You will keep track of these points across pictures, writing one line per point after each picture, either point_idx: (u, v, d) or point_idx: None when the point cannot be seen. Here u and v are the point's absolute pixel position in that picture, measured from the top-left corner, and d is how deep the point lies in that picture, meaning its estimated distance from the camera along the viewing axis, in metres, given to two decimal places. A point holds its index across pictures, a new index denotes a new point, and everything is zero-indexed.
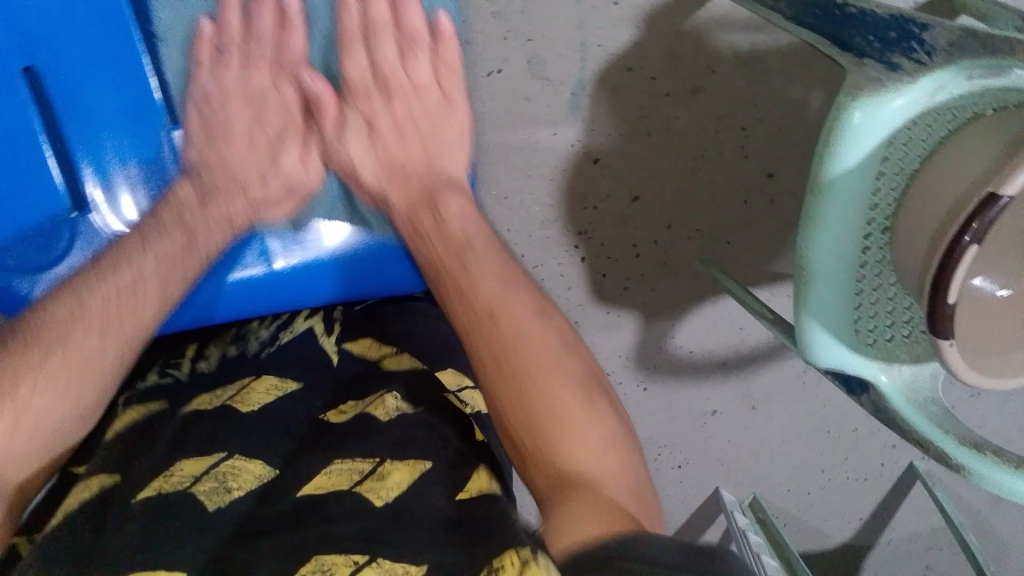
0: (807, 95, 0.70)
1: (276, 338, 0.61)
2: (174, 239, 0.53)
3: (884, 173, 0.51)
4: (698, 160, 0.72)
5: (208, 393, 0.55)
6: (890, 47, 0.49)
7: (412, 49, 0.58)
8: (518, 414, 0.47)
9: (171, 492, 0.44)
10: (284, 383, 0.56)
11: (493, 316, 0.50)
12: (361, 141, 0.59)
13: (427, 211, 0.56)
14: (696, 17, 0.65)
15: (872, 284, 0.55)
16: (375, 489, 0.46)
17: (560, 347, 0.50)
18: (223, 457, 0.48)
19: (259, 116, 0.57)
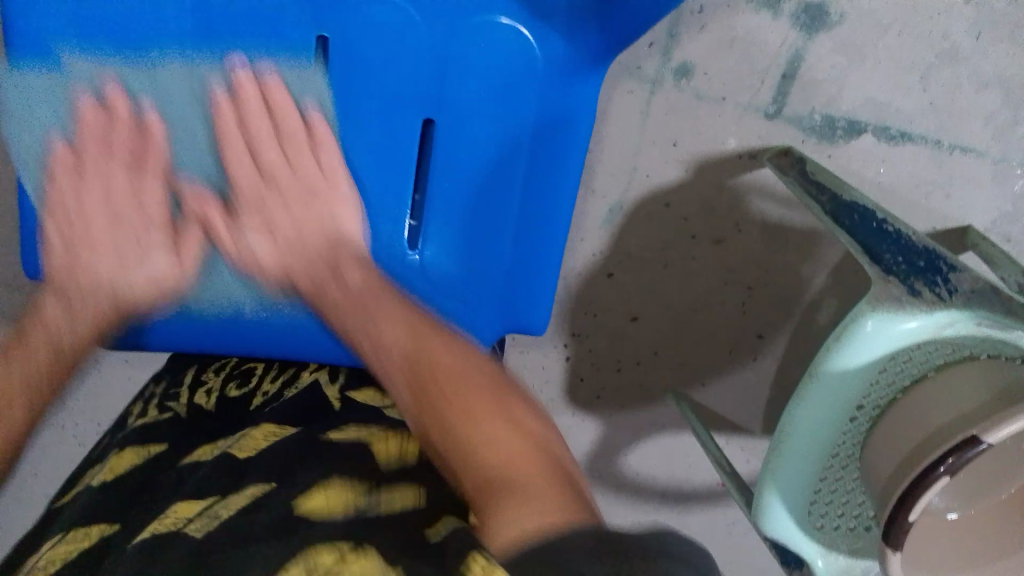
0: (814, 276, 0.74)
1: (281, 393, 0.61)
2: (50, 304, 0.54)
3: (879, 379, 0.54)
4: (700, 301, 0.76)
5: (209, 444, 0.54)
6: (916, 274, 0.54)
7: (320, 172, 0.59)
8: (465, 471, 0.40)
9: (166, 530, 0.42)
10: (282, 429, 0.53)
11: (418, 348, 0.49)
12: (260, 239, 0.58)
13: (329, 281, 0.56)
14: (741, 178, 0.70)
15: (837, 474, 0.58)
16: (365, 508, 0.41)
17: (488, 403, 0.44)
18: (217, 496, 0.45)
19: (140, 172, 0.57)
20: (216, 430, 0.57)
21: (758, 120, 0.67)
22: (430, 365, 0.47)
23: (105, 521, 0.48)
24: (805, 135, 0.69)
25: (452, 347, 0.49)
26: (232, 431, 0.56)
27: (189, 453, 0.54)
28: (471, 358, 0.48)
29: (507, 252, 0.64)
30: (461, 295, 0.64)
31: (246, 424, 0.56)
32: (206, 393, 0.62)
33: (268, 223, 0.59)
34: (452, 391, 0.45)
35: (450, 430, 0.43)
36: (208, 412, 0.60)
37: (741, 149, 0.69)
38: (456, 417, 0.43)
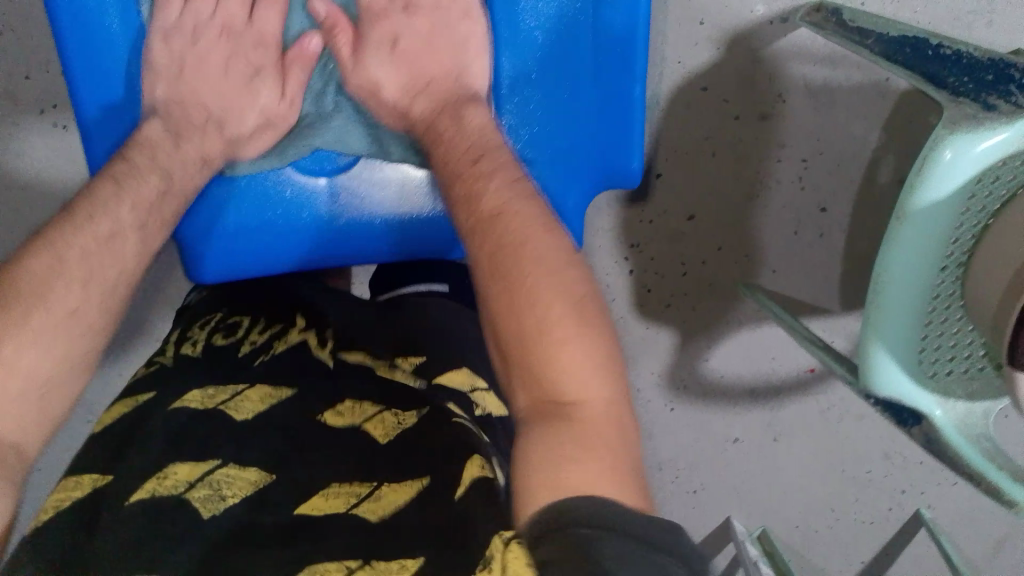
0: (868, 135, 0.72)
1: (269, 346, 0.56)
2: (152, 218, 0.50)
3: (969, 209, 0.52)
4: (756, 184, 0.73)
5: (198, 391, 0.49)
6: (987, 89, 0.51)
7: (432, 14, 0.55)
8: (513, 319, 0.42)
9: (167, 494, 0.41)
10: (278, 391, 0.50)
11: (503, 269, 0.44)
12: (385, 73, 0.55)
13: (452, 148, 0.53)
14: (775, 46, 0.67)
15: (941, 318, 0.56)
16: (372, 508, 0.42)
17: (516, 202, 0.46)
18: (216, 462, 0.43)
19: (247, 81, 0.55)
20: (210, 379, 0.51)
21: None
22: (535, 328, 0.42)
23: (97, 472, 0.43)
24: None
25: (559, 286, 0.45)
26: (229, 381, 0.51)
27: (179, 397, 0.49)
28: (576, 310, 0.44)
29: (592, 87, 0.57)
30: (566, 160, 0.57)
31: (234, 379, 0.52)
32: (192, 342, 0.57)
33: (414, 132, 0.55)
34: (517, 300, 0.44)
35: (541, 388, 0.40)
36: (168, 370, 0.53)
37: (770, 15, 0.66)
38: (550, 384, 0.40)
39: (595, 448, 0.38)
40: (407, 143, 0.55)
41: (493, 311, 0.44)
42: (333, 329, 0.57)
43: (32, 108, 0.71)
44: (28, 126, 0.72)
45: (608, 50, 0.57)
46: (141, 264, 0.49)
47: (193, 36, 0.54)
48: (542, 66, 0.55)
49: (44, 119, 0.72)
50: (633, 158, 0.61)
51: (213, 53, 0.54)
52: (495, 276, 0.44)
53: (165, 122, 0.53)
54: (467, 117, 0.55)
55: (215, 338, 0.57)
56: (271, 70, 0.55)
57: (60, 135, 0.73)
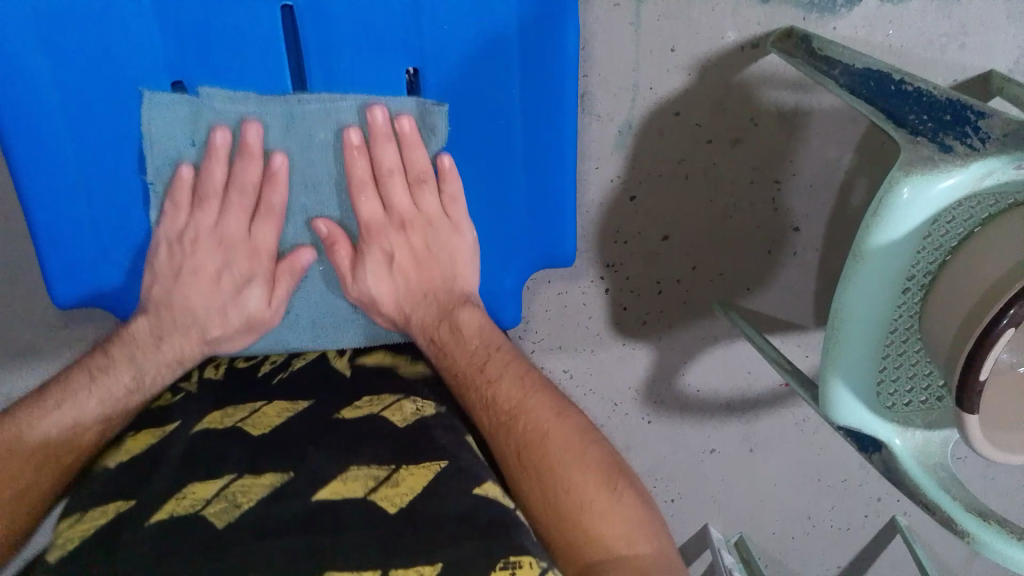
0: (842, 157, 0.72)
1: (289, 363, 0.65)
2: (119, 377, 0.59)
3: (925, 247, 0.53)
4: (729, 206, 0.74)
5: (219, 411, 0.58)
6: (945, 129, 0.51)
7: (419, 186, 0.62)
8: (505, 438, 0.57)
9: (184, 513, 0.49)
10: (295, 403, 0.59)
11: (515, 418, 0.57)
12: (372, 210, 0.61)
13: (441, 326, 0.63)
14: (747, 72, 0.68)
15: (898, 350, 0.57)
16: (389, 497, 0.51)
17: (519, 401, 0.58)
18: (230, 475, 0.52)
19: (215, 202, 0.59)
20: (226, 402, 0.60)
21: (755, 7, 0.65)
22: (538, 446, 0.56)
23: (121, 498, 0.51)
24: (805, 12, 0.66)
25: (551, 396, 0.59)
26: (245, 399, 0.60)
27: (200, 421, 0.57)
28: (564, 415, 0.57)
29: (519, 137, 0.62)
30: (491, 231, 0.66)
31: (254, 397, 0.60)
32: (215, 366, 0.66)
33: (389, 255, 0.63)
34: (518, 449, 0.56)
35: (536, 466, 0.55)
36: (192, 400, 0.61)
37: (742, 41, 0.66)
38: (530, 458, 0.55)
39: (615, 564, 0.49)
40: (382, 273, 0.63)
41: (495, 429, 0.58)
42: None
43: None
44: None
45: (535, 144, 0.62)
46: (134, 380, 0.60)
47: (187, 198, 0.59)
48: (466, 141, 0.61)
49: None
50: (565, 241, 0.66)
51: (205, 195, 0.59)
52: (502, 410, 0.58)
53: (150, 317, 0.60)
54: (441, 230, 0.63)
55: (236, 362, 0.66)
56: (244, 208, 0.60)
57: None
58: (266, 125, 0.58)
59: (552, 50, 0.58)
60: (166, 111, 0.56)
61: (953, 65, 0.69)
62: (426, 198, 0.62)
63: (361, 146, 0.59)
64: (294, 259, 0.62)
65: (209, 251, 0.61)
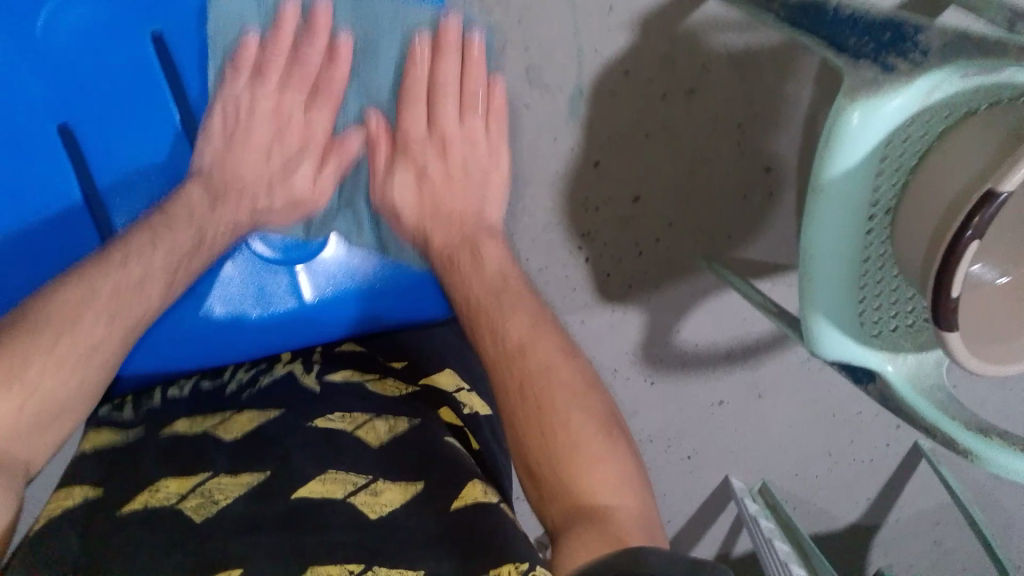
0: (801, 90, 0.71)
1: (255, 380, 0.61)
2: (183, 236, 0.57)
3: (884, 170, 0.52)
4: (695, 156, 0.73)
5: (187, 419, 0.56)
6: (886, 49, 0.50)
7: (470, 106, 0.66)
8: (525, 409, 0.50)
9: (158, 505, 0.47)
10: (266, 412, 0.56)
11: (526, 350, 0.54)
12: (405, 185, 0.67)
13: (466, 253, 0.63)
14: (689, 20, 0.67)
15: (876, 278, 0.56)
16: (369, 503, 0.49)
17: (528, 334, 0.55)
18: (208, 473, 0.50)
19: (275, 83, 0.63)
20: (197, 412, 0.57)
21: None
22: (541, 384, 0.51)
23: (88, 483, 0.48)
24: None
25: (566, 347, 0.54)
26: (216, 410, 0.57)
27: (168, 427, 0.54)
28: (577, 358, 0.53)
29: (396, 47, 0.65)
30: None
31: (223, 408, 0.58)
32: (176, 383, 0.60)
33: (417, 168, 0.67)
34: (521, 383, 0.51)
35: (565, 453, 0.47)
36: (161, 413, 0.57)
37: None
38: (556, 441, 0.48)
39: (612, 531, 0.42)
40: (417, 182, 0.67)
41: (496, 359, 0.54)
42: (317, 358, 0.63)
43: None
44: None
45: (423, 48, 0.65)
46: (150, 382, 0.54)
47: (251, 63, 0.61)
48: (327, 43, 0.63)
49: None
50: None
51: (266, 62, 0.62)
52: (508, 344, 0.55)
53: (204, 183, 0.60)
54: (484, 154, 0.67)
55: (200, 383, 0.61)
56: (300, 90, 0.64)
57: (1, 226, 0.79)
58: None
59: None
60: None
61: None
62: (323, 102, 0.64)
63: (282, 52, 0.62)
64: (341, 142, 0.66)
65: (258, 132, 0.64)
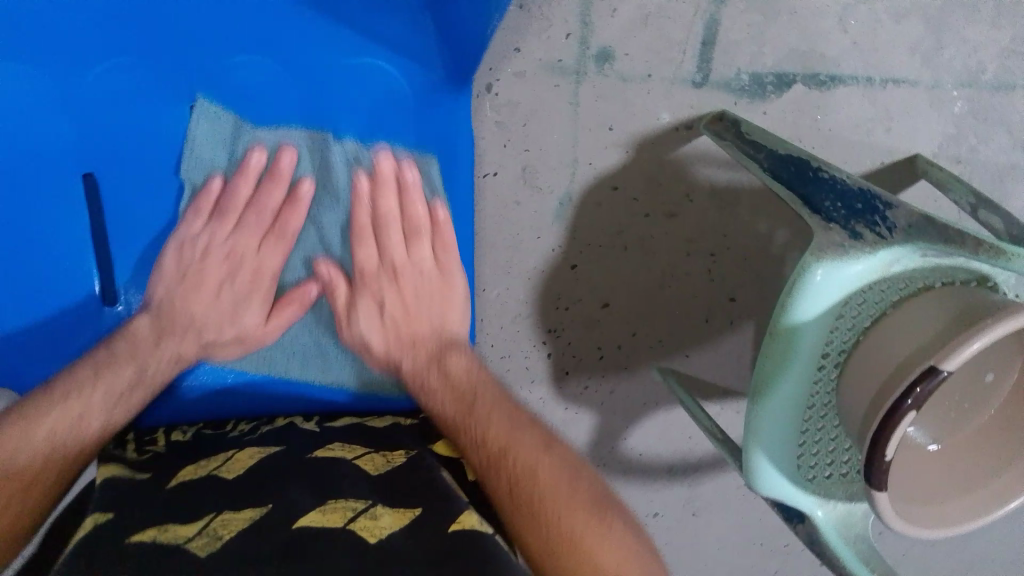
0: (774, 231, 0.75)
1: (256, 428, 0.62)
2: (124, 375, 0.57)
3: (838, 326, 0.55)
4: (667, 275, 0.76)
5: (192, 462, 0.55)
6: (855, 217, 0.54)
7: (415, 234, 0.64)
8: (529, 536, 0.51)
9: (168, 545, 0.45)
10: (265, 448, 0.57)
11: (505, 457, 0.55)
12: (370, 321, 0.64)
13: (433, 369, 0.62)
14: (681, 150, 0.71)
15: (818, 425, 0.59)
16: (369, 528, 0.48)
17: (505, 434, 0.56)
18: (212, 512, 0.49)
19: (231, 219, 0.62)
20: (198, 456, 0.57)
21: (687, 92, 0.69)
22: (530, 485, 0.53)
23: (97, 512, 0.49)
24: (736, 97, 0.69)
25: (543, 441, 0.56)
26: (218, 452, 0.57)
27: (172, 471, 0.54)
28: (557, 452, 0.56)
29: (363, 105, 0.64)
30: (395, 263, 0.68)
31: (224, 448, 0.58)
32: (180, 430, 0.62)
33: (379, 301, 0.64)
34: (512, 487, 0.53)
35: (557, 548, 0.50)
36: (164, 457, 0.58)
37: (676, 122, 0.70)
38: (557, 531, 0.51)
39: None
40: (372, 321, 0.64)
41: (484, 466, 0.55)
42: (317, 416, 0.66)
43: None
44: None
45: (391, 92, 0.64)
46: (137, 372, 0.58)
47: (210, 206, 0.62)
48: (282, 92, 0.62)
49: None
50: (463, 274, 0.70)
51: (224, 210, 0.62)
52: (489, 450, 0.56)
53: (155, 320, 0.60)
54: (433, 287, 0.64)
55: (202, 428, 0.63)
56: (264, 228, 0.62)
57: None
58: (269, 150, 0.62)
59: (437, 102, 0.65)
60: (208, 121, 0.61)
61: (880, 150, 0.73)
62: (291, 222, 0.62)
63: (261, 169, 0.62)
64: (330, 284, 0.64)
65: (216, 271, 0.62)
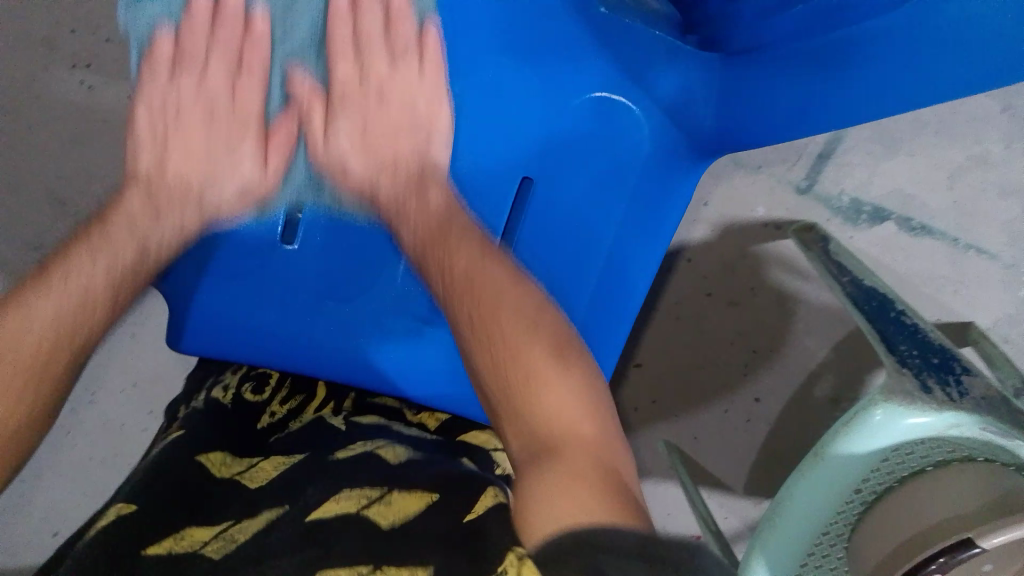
0: (817, 349, 0.75)
1: (288, 423, 0.62)
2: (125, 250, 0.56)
3: (879, 467, 0.56)
4: (705, 358, 0.77)
5: (220, 454, 0.55)
6: (929, 369, 0.55)
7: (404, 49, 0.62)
8: (491, 366, 0.49)
9: (183, 551, 0.43)
10: (290, 458, 0.55)
11: (485, 325, 0.50)
12: (349, 134, 0.63)
13: (413, 198, 0.60)
14: (763, 246, 0.73)
15: (823, 552, 0.59)
16: (381, 512, 0.45)
17: (473, 265, 0.54)
18: (229, 521, 0.46)
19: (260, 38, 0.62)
20: (223, 445, 0.56)
21: (790, 195, 0.71)
22: (501, 342, 0.49)
23: (122, 501, 0.47)
24: (831, 215, 0.71)
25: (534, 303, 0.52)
26: (247, 453, 0.56)
27: (200, 455, 0.54)
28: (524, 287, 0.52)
29: None
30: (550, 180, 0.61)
31: (254, 452, 0.57)
32: (225, 389, 0.64)
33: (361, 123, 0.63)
34: (490, 334, 0.50)
35: (522, 403, 0.46)
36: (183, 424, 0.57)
37: (768, 219, 0.72)
38: (514, 368, 0.47)
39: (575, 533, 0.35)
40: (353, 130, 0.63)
41: (471, 338, 0.51)
42: (350, 401, 0.65)
43: (65, 60, 0.71)
44: (55, 75, 0.71)
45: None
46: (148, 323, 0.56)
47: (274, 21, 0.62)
48: None
49: (73, 74, 0.72)
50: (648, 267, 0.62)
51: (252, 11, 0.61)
52: (454, 277, 0.54)
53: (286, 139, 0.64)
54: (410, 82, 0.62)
55: (243, 387, 0.65)
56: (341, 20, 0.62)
57: (82, 95, 0.72)
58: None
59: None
60: None
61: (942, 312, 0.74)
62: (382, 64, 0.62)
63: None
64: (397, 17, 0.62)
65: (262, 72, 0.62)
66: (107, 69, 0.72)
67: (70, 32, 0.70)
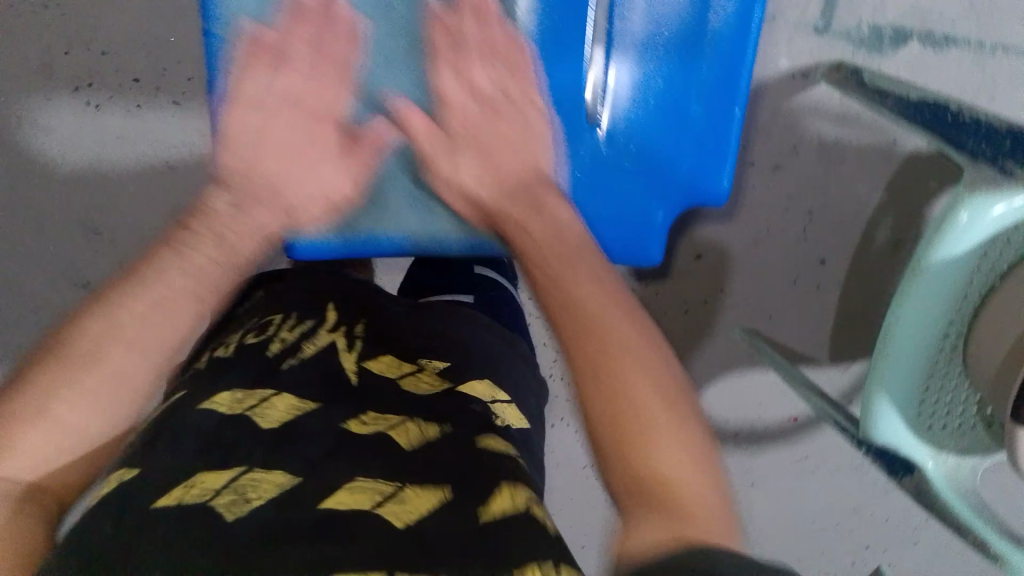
0: (870, 195, 0.74)
1: (299, 347, 0.48)
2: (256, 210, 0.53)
3: (978, 267, 0.54)
4: (763, 232, 0.76)
5: (229, 392, 0.43)
6: (1002, 154, 0.53)
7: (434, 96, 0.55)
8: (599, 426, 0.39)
9: (191, 502, 0.35)
10: (304, 402, 0.44)
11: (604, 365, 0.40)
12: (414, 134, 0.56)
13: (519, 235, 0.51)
14: (795, 99, 0.72)
15: (941, 373, 0.57)
16: (396, 513, 0.37)
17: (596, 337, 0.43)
18: (237, 468, 0.38)
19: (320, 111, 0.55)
20: (232, 382, 0.44)
21: (810, 37, 0.70)
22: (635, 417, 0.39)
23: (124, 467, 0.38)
24: (854, 48, 0.70)
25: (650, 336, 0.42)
26: (259, 382, 0.44)
27: (203, 400, 0.42)
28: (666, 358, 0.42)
29: None
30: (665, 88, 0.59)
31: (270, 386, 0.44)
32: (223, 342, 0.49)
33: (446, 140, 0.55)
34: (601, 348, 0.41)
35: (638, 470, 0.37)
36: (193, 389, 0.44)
37: (793, 69, 0.71)
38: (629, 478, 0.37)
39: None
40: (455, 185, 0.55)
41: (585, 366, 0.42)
42: (361, 333, 0.52)
43: (67, 85, 0.76)
44: (59, 101, 0.77)
45: None
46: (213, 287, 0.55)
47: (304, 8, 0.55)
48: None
49: (77, 96, 0.77)
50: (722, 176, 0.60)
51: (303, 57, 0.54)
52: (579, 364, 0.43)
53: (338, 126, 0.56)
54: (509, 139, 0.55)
55: (244, 338, 0.49)
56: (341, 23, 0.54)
57: (91, 115, 0.77)
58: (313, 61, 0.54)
59: None
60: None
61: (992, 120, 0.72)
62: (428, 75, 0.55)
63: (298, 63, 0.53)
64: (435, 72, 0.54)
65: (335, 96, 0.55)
66: (111, 85, 0.76)
67: (65, 53, 0.76)
